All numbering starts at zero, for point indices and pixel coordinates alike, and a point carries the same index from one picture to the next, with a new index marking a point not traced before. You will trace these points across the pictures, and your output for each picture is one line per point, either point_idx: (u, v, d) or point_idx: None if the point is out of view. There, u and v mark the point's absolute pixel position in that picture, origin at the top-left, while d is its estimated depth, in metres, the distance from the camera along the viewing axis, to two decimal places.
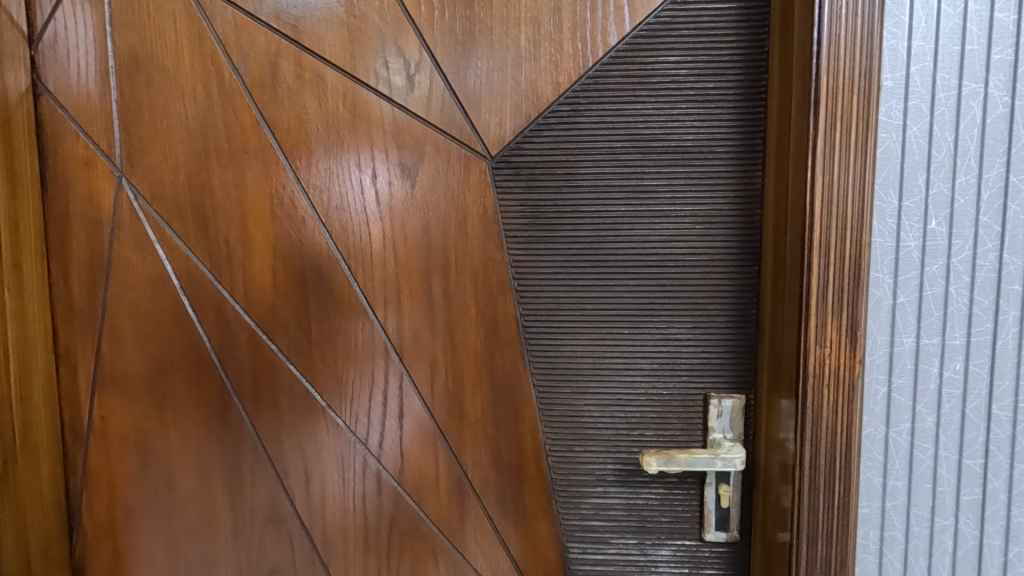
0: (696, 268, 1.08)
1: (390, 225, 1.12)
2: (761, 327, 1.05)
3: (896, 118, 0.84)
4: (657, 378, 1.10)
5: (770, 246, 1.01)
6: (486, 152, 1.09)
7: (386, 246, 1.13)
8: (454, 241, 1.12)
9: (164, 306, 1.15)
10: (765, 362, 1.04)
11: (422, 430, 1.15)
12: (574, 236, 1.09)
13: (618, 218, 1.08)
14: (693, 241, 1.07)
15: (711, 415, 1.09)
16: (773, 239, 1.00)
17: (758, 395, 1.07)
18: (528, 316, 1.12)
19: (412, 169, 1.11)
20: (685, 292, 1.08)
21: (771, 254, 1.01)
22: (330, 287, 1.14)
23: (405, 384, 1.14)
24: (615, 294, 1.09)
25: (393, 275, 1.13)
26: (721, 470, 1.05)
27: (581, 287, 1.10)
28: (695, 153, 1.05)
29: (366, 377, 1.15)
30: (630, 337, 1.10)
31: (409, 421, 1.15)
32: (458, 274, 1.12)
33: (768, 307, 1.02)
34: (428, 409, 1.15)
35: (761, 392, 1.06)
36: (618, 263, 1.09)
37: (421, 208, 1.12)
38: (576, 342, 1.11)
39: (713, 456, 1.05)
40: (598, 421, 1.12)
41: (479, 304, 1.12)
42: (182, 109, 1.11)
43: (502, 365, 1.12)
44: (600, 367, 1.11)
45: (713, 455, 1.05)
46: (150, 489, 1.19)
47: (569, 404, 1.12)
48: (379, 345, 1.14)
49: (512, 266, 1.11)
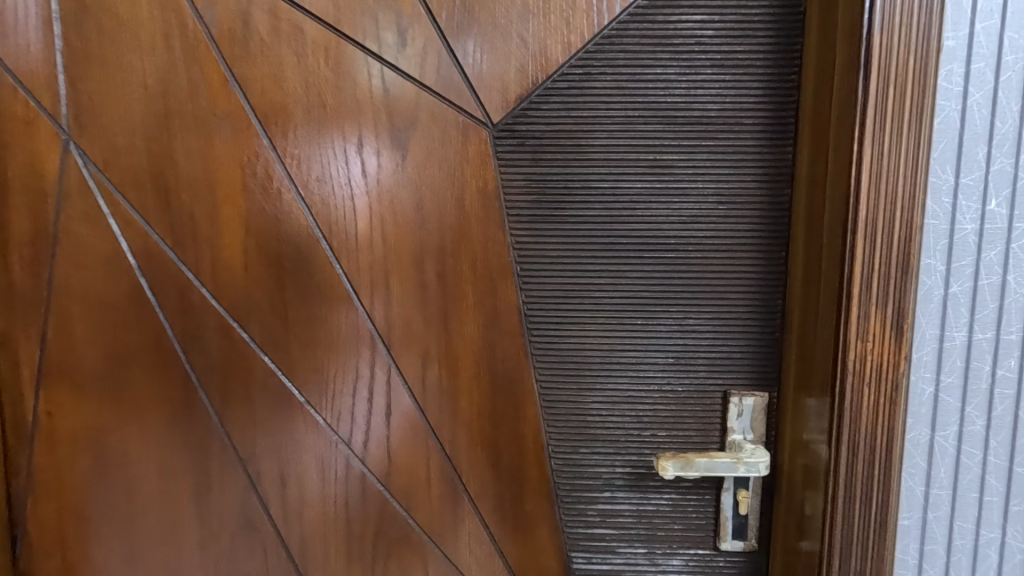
0: (717, 254, 0.97)
1: (378, 199, 1.00)
2: (788, 319, 0.97)
3: (957, 84, 0.74)
4: (673, 374, 1.01)
5: (802, 231, 0.92)
6: (486, 119, 0.97)
7: (373, 224, 1.00)
8: (451, 220, 1.00)
9: (120, 288, 1.02)
10: (791, 358, 0.95)
11: (412, 429, 1.04)
12: (583, 216, 0.98)
13: (631, 198, 0.97)
14: (715, 224, 0.97)
15: (731, 415, 1.00)
16: (804, 223, 0.91)
17: (783, 394, 0.98)
18: (531, 304, 1.01)
19: (403, 137, 0.98)
20: (704, 280, 0.98)
21: (803, 240, 0.92)
22: (310, 270, 1.01)
23: (393, 377, 1.03)
24: (627, 281, 0.99)
25: (381, 256, 1.01)
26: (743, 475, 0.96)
27: (590, 273, 0.99)
28: (720, 125, 0.95)
29: (349, 371, 1.03)
30: (643, 328, 1.00)
31: (397, 419, 1.04)
32: (454, 259, 1.00)
33: (795, 298, 0.94)
34: (420, 407, 1.03)
35: (786, 391, 0.97)
36: (631, 246, 0.98)
37: (413, 182, 0.99)
38: (583, 333, 1.01)
39: (736, 460, 0.96)
40: (607, 422, 1.02)
41: (477, 290, 1.01)
42: (139, 64, 0.97)
43: (502, 357, 1.02)
44: (609, 362, 1.01)
45: (735, 459, 0.96)
46: (104, 494, 1.06)
47: (576, 402, 1.02)
48: (368, 335, 1.02)
49: (515, 247, 1.00)
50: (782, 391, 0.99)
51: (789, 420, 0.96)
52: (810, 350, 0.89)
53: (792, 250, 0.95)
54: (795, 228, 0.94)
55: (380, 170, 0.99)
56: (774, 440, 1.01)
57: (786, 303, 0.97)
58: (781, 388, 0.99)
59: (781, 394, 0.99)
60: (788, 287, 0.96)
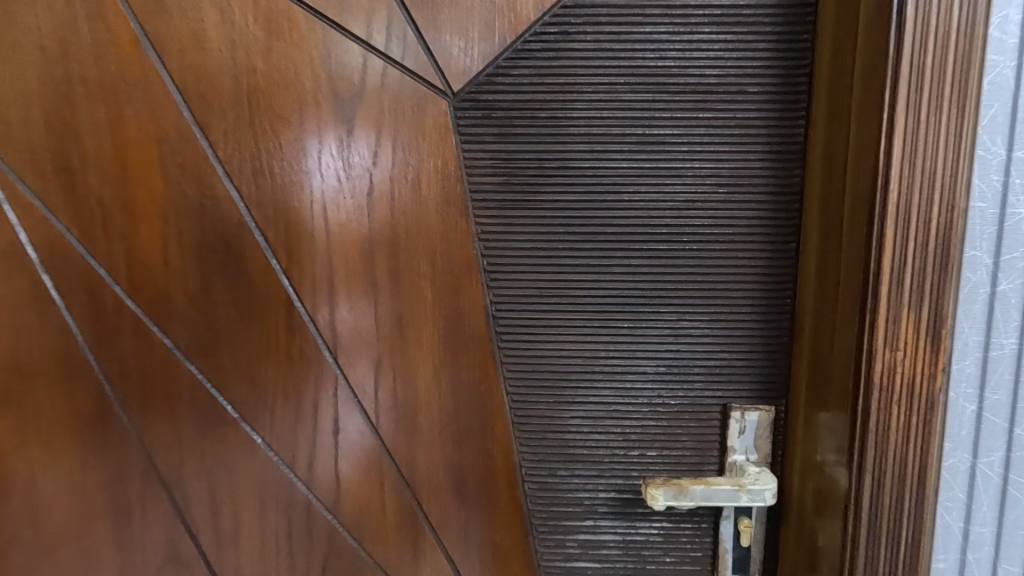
0: (716, 246, 0.84)
1: (320, 183, 0.85)
2: (797, 321, 0.83)
3: (1011, 35, 0.62)
4: (664, 386, 0.87)
5: (816, 218, 0.78)
6: (446, 87, 0.83)
7: (315, 211, 0.86)
8: (405, 207, 0.85)
9: (19, 286, 0.87)
10: (802, 367, 0.82)
11: (363, 450, 0.90)
12: (561, 202, 0.84)
13: (616, 180, 0.83)
14: (714, 211, 0.83)
15: (731, 432, 0.86)
16: (818, 208, 0.77)
17: (792, 409, 0.85)
18: (500, 303, 0.87)
19: (348, 108, 0.83)
20: (701, 277, 0.84)
21: (816, 229, 0.78)
22: (241, 265, 0.86)
23: (341, 390, 0.89)
24: (611, 279, 0.85)
25: (325, 250, 0.86)
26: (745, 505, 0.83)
27: (568, 269, 0.86)
28: (720, 94, 0.81)
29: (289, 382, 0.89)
30: (629, 333, 0.86)
31: (347, 438, 0.89)
32: (410, 252, 0.86)
33: (807, 297, 0.80)
34: (372, 424, 0.89)
35: (796, 405, 0.84)
36: (616, 237, 0.84)
37: (360, 162, 0.85)
38: (560, 338, 0.87)
39: (737, 488, 0.83)
40: (588, 440, 0.88)
41: (438, 288, 0.86)
42: (33, 20, 0.82)
43: (467, 366, 0.88)
44: (591, 372, 0.87)
45: (736, 486, 0.83)
46: (7, 525, 0.92)
47: (552, 418, 0.88)
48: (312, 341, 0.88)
49: (481, 238, 0.86)
50: (791, 405, 0.85)
51: (799, 438, 0.83)
52: (826, 359, 0.75)
53: (804, 242, 0.81)
54: (807, 215, 0.81)
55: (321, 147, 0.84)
56: (781, 460, 0.88)
57: (796, 303, 0.84)
58: (790, 401, 0.86)
59: (790, 408, 0.85)
60: (798, 284, 0.83)
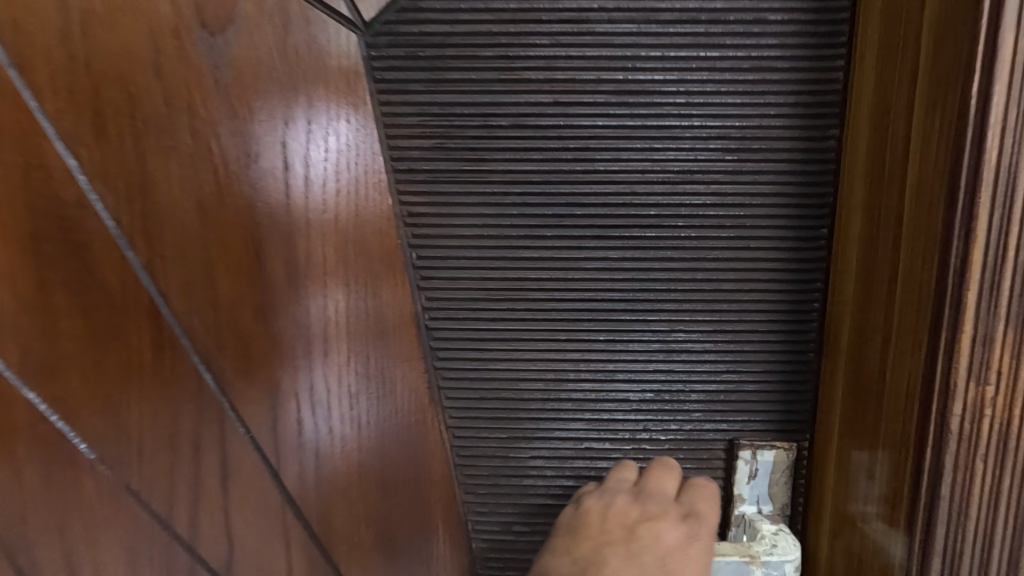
0: (720, 236, 0.63)
1: (201, 138, 0.56)
2: (827, 331, 0.63)
3: None
4: (652, 417, 0.67)
5: (860, 195, 0.58)
6: (354, 16, 0.61)
7: (182, 170, 0.55)
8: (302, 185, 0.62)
9: None
10: (832, 392, 0.62)
11: (267, 526, 0.63)
12: (515, 177, 0.63)
13: (589, 146, 0.62)
14: (719, 188, 0.62)
15: (739, 477, 0.67)
16: (864, 181, 0.57)
17: (817, 445, 0.65)
18: (437, 312, 0.68)
19: (219, 31, 0.56)
20: (700, 276, 0.64)
21: (860, 209, 0.57)
22: (88, 253, 0.49)
23: (240, 447, 0.61)
24: (582, 279, 0.65)
25: (209, 242, 0.57)
26: None
27: (525, 265, 0.65)
28: (731, 26, 0.58)
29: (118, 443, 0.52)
30: (606, 349, 0.66)
31: (253, 515, 0.62)
32: (314, 241, 0.64)
33: (841, 302, 0.61)
34: (281, 486, 0.64)
35: (822, 441, 0.64)
36: (587, 223, 0.64)
37: (240, 108, 0.58)
38: (516, 355, 0.67)
39: (749, 559, 0.64)
40: (553, 485, 0.69)
41: (354, 292, 0.66)
42: None
43: (397, 390, 0.69)
44: (557, 399, 0.67)
45: (749, 557, 0.65)
46: None
47: (506, 458, 0.69)
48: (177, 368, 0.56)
49: (408, 226, 0.67)
50: (817, 440, 0.65)
51: (826, 488, 0.63)
52: (869, 387, 0.55)
53: (842, 226, 0.61)
54: (845, 190, 0.60)
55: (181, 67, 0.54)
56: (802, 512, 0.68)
57: (825, 307, 0.64)
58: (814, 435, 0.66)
59: (815, 444, 0.66)
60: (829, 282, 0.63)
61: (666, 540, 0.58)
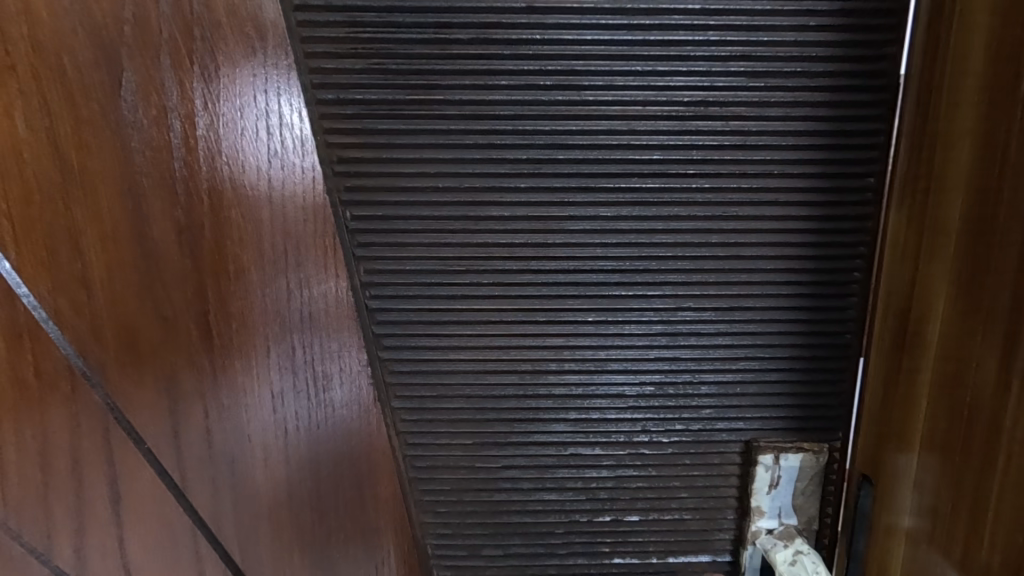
0: (738, 187, 0.50)
1: (56, 52, 0.43)
2: (879, 303, 0.51)
3: None
4: (654, 416, 0.54)
5: (972, 118, 0.43)
6: None
7: (29, 113, 0.43)
8: (190, 123, 0.47)
9: None
10: (890, 381, 0.50)
11: (174, 545, 0.53)
12: (477, 112, 0.48)
13: (574, 70, 0.48)
14: (740, 127, 0.49)
15: (758, 486, 0.55)
16: (978, 108, 0.42)
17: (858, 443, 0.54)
18: (381, 289, 0.53)
19: None
20: (715, 239, 0.51)
21: (965, 146, 0.43)
22: None
23: (141, 446, 0.50)
24: (565, 245, 0.51)
25: (82, 191, 0.45)
26: None
27: (493, 228, 0.51)
28: None
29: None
30: (596, 333, 0.53)
31: (158, 527, 0.52)
32: (216, 200, 0.48)
33: (908, 266, 0.48)
34: (187, 501, 0.53)
35: (875, 433, 0.52)
36: (571, 172, 0.50)
37: (102, 18, 0.43)
38: (484, 341, 0.53)
39: None
40: (531, 501, 0.56)
41: (272, 264, 0.51)
42: None
43: (334, 392, 0.54)
44: (534, 396, 0.54)
45: None
46: None
47: (473, 468, 0.56)
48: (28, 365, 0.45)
49: (337, 174, 0.51)
50: (869, 436, 0.53)
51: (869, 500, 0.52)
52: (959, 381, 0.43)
53: (932, 159, 0.46)
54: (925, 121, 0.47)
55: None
56: (862, 543, 0.53)
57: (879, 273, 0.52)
58: (864, 428, 0.53)
59: (866, 442, 0.53)
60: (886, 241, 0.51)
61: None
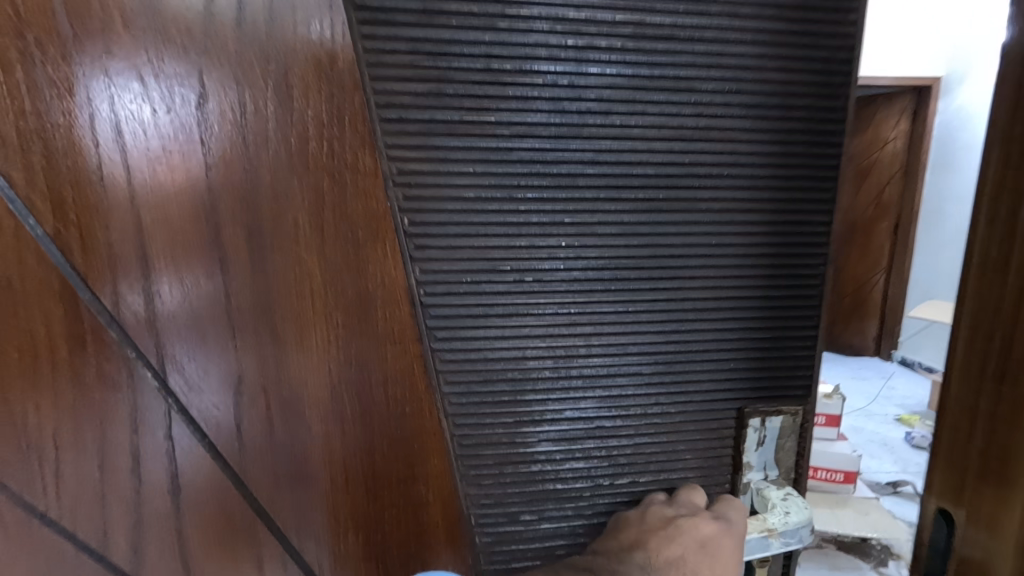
0: (732, 197, 0.61)
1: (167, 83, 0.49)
2: (968, 303, 0.33)
3: None
4: (665, 389, 0.64)
5: None
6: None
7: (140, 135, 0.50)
8: (264, 139, 0.51)
9: None
10: (982, 422, 0.33)
11: (241, 520, 0.58)
12: (523, 131, 0.56)
13: (604, 99, 0.57)
14: (733, 148, 0.60)
15: (748, 445, 0.66)
16: None
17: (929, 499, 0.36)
18: (434, 287, 0.57)
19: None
20: (714, 240, 0.62)
21: None
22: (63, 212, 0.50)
23: (217, 428, 0.56)
24: (594, 245, 0.60)
25: (177, 201, 0.51)
26: (778, 550, 0.66)
27: (534, 231, 0.58)
28: None
29: (27, 457, 0.53)
30: (618, 321, 0.62)
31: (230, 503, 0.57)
32: (282, 208, 0.53)
33: (990, 253, 0.32)
34: (252, 482, 0.57)
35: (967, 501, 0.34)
36: (600, 184, 0.58)
37: (197, 52, 0.49)
38: (524, 331, 0.60)
39: (766, 532, 0.65)
40: (562, 470, 0.64)
41: (331, 266, 0.55)
42: None
43: (386, 384, 0.58)
44: (567, 377, 0.62)
45: (766, 530, 0.65)
46: None
47: (512, 444, 0.62)
48: (112, 365, 0.53)
49: (397, 184, 0.55)
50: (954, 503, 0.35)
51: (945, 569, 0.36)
52: None
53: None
54: None
55: (91, 10, 0.47)
56: None
57: (966, 260, 0.34)
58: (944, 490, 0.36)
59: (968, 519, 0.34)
60: (976, 220, 0.33)
61: (703, 529, 0.61)
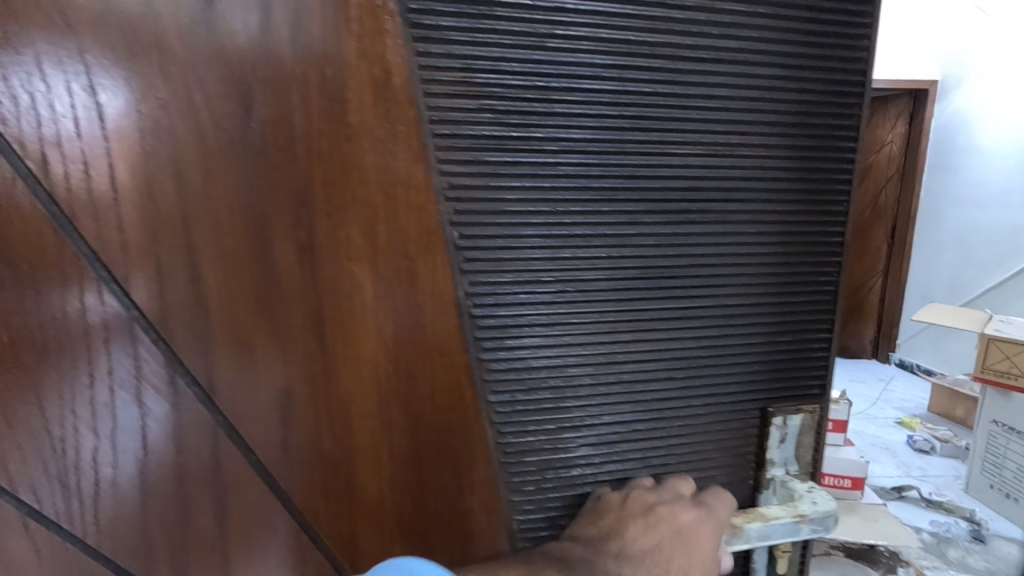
0: (758, 209, 0.65)
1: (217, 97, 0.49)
2: None
3: None
4: (695, 392, 0.67)
5: None
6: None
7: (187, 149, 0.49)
8: (318, 154, 0.52)
9: None
10: None
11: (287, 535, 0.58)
12: (569, 146, 0.58)
13: (644, 117, 0.59)
14: (759, 164, 0.64)
15: (772, 442, 0.70)
16: None
17: None
18: (483, 299, 0.58)
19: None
20: (742, 250, 0.65)
21: None
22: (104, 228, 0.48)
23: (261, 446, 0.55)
24: (632, 256, 0.62)
25: (225, 216, 0.51)
26: (807, 536, 0.68)
27: (577, 243, 0.60)
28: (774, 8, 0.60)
29: (68, 480, 0.51)
30: (653, 328, 0.64)
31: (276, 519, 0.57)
32: (334, 222, 0.53)
33: None
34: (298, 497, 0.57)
35: None
36: (639, 197, 0.61)
37: (255, 68, 0.49)
38: (567, 340, 0.62)
39: (798, 518, 0.67)
40: (600, 473, 0.66)
41: (382, 279, 0.55)
42: None
43: (434, 394, 0.59)
44: (606, 382, 0.64)
45: (797, 517, 0.67)
46: None
47: (554, 450, 0.64)
48: (157, 382, 0.51)
49: (449, 198, 0.56)
50: None
51: None
52: None
53: None
54: None
55: (149, 22, 0.46)
56: None
57: None
58: None
59: None
60: None
61: (681, 517, 0.63)
